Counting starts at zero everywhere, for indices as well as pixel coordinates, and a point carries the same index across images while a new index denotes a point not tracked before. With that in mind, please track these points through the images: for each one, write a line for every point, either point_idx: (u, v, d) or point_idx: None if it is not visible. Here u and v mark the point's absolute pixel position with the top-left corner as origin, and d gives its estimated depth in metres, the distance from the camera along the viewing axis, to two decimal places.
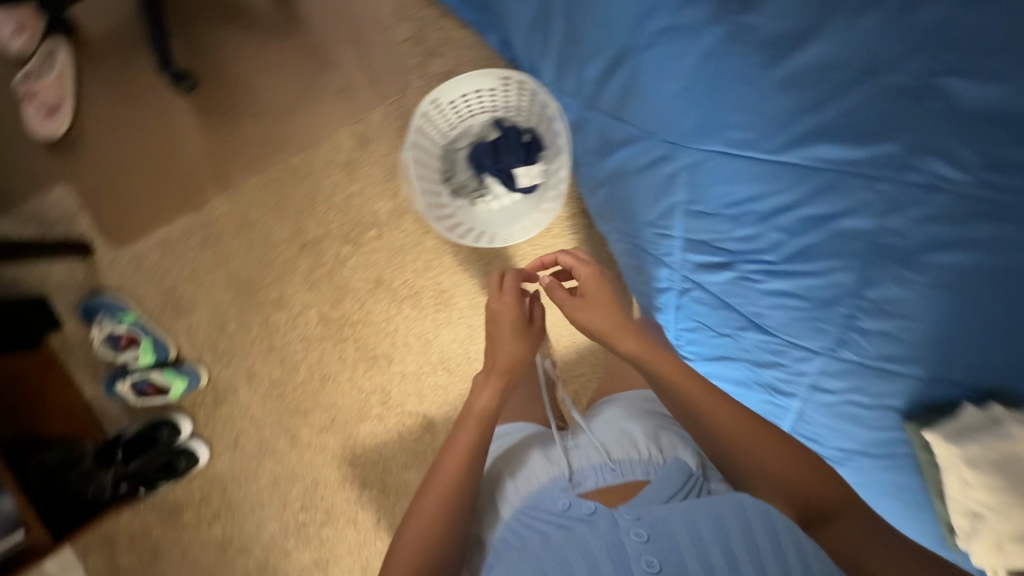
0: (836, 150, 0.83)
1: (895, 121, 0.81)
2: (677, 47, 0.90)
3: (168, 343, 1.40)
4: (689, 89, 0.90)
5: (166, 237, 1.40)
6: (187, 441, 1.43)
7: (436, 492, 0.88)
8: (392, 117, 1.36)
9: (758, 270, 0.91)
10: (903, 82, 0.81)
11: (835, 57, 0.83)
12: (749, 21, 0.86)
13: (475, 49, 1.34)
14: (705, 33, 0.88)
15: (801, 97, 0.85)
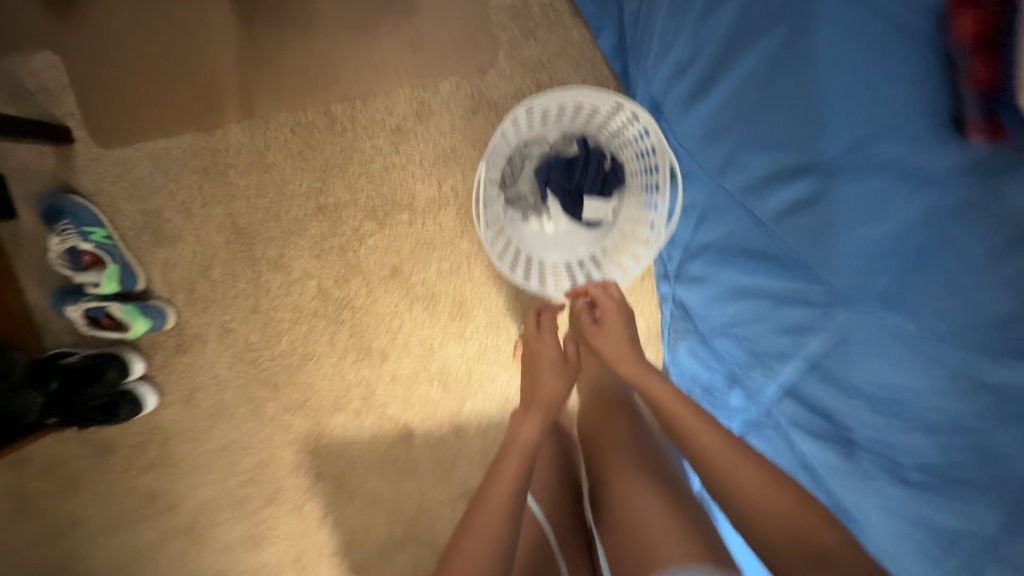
0: (1020, 374, 0.66)
1: None
2: (882, 187, 0.72)
3: (138, 273, 1.21)
4: (877, 241, 0.74)
5: (163, 152, 1.18)
6: (135, 384, 1.26)
7: (490, 519, 0.77)
8: (463, 93, 1.16)
9: (866, 445, 0.80)
10: None
11: None
12: (1001, 191, 0.64)
13: (580, 45, 1.14)
14: (935, 187, 0.68)
15: (1011, 302, 0.66)
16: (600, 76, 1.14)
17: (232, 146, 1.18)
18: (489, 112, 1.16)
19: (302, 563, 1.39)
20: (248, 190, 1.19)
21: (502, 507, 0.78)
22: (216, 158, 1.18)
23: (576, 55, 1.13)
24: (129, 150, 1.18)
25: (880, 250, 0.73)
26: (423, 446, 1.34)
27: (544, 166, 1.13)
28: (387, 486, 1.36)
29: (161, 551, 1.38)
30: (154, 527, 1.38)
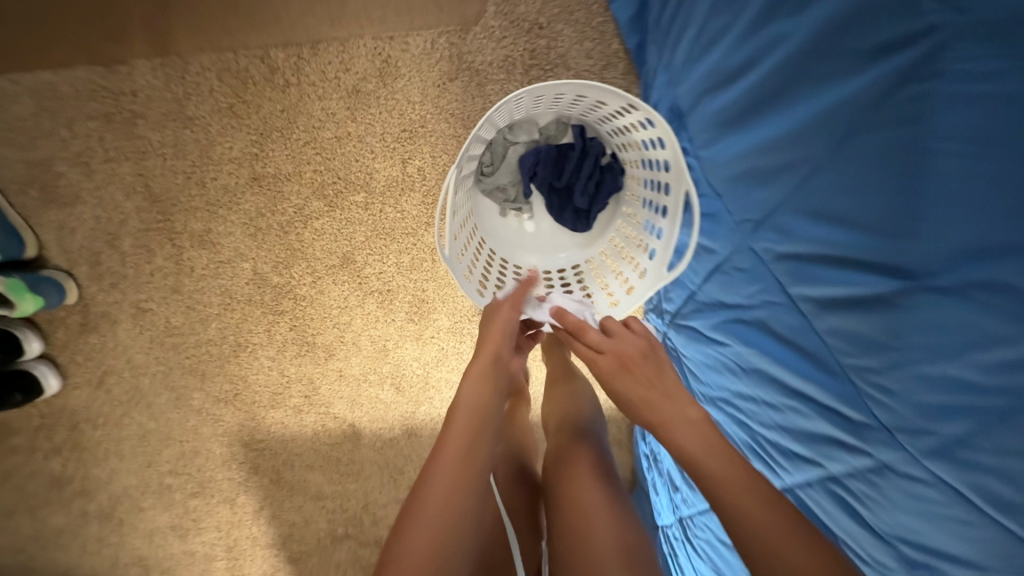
0: (792, 267, 0.52)
1: (865, 206, 0.44)
2: (741, 121, 0.56)
3: (27, 238, 0.99)
4: (736, 177, 0.58)
5: (50, 88, 0.94)
6: (31, 365, 1.08)
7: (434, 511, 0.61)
8: (438, 54, 0.94)
9: (749, 403, 0.61)
10: (903, 114, 0.40)
11: (819, 112, 0.47)
12: (761, 85, 0.53)
13: (589, 8, 0.91)
14: (745, 88, 0.55)
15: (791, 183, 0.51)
16: (609, 51, 0.92)
17: (140, 90, 0.95)
18: (469, 82, 0.94)
19: (234, 553, 1.27)
20: (163, 148, 0.97)
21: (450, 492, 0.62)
22: (120, 103, 0.95)
23: (584, 20, 0.91)
24: (5, 81, 0.94)
25: (830, 202, 0.47)
26: (370, 448, 1.22)
27: (531, 157, 0.94)
28: (328, 484, 1.24)
29: (77, 535, 1.25)
30: (65, 511, 1.24)
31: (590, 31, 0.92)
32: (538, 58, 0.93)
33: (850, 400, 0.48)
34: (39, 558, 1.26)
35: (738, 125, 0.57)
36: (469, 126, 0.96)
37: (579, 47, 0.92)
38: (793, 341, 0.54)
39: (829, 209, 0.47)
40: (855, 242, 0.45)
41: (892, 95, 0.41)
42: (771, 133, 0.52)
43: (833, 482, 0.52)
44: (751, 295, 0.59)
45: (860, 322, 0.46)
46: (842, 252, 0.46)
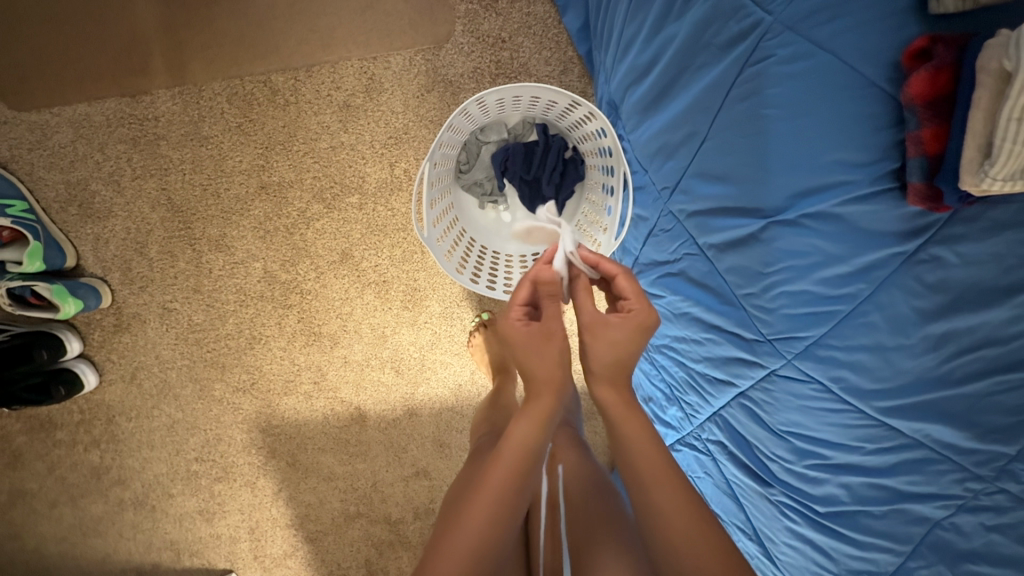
0: (693, 222, 0.66)
1: (738, 165, 0.59)
2: (651, 108, 0.70)
3: (67, 249, 1.14)
4: (651, 153, 0.72)
5: (85, 118, 1.09)
6: (72, 363, 1.22)
7: (470, 537, 0.56)
8: (416, 69, 1.07)
9: (679, 345, 0.74)
10: (752, 97, 0.57)
11: (698, 97, 0.62)
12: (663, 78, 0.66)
13: (545, 21, 1.04)
14: (652, 81, 0.68)
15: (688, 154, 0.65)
16: (565, 59, 1.05)
17: (162, 115, 1.10)
18: (444, 92, 1.07)
19: (255, 534, 1.38)
20: (183, 164, 1.12)
21: (492, 522, 0.57)
22: (145, 128, 1.10)
23: (541, 32, 1.04)
24: (47, 114, 1.09)
25: (714, 165, 0.62)
26: (375, 429, 1.33)
27: (500, 153, 1.07)
28: (339, 465, 1.35)
29: (114, 522, 1.37)
30: (104, 500, 1.36)
31: (547, 42, 1.05)
32: (503, 67, 1.06)
33: (747, 323, 0.62)
34: (81, 545, 1.38)
35: (650, 112, 0.70)
36: None
37: (538, 56, 1.05)
38: (706, 284, 0.66)
39: (714, 170, 0.62)
40: (736, 196, 0.60)
41: (740, 79, 0.57)
42: (670, 115, 0.66)
43: (743, 397, 0.66)
44: (674, 249, 0.71)
45: (744, 255, 0.60)
46: (729, 205, 0.61)
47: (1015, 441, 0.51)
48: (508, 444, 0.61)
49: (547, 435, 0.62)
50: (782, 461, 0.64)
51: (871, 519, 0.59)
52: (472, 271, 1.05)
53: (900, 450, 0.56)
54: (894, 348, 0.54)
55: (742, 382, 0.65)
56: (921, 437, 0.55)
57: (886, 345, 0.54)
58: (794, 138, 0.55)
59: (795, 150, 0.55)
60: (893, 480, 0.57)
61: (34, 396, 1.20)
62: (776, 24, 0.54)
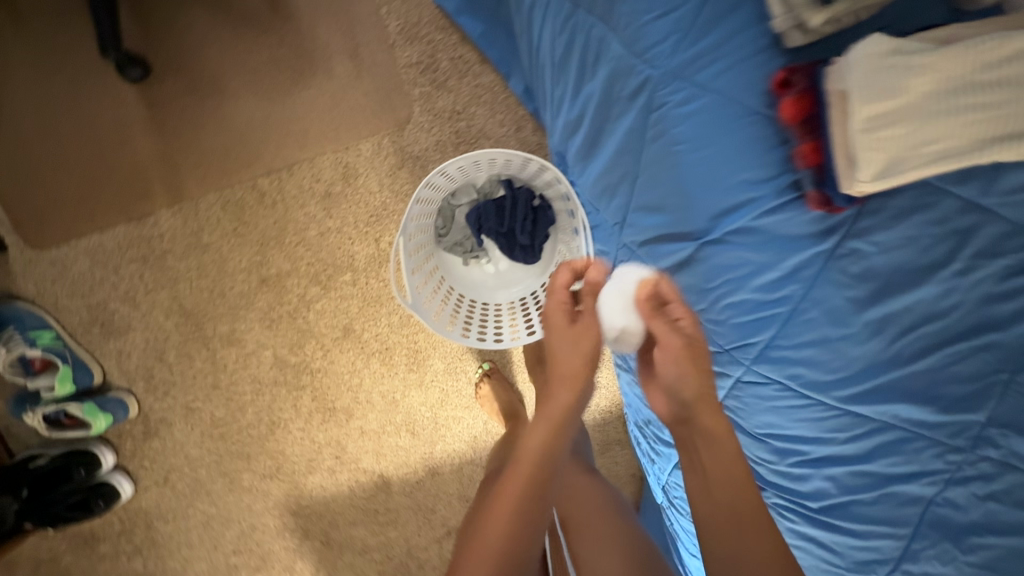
0: (644, 254, 0.72)
1: (666, 198, 0.66)
2: (586, 159, 0.78)
3: (93, 367, 1.22)
4: (595, 198, 0.79)
5: (99, 246, 1.20)
6: (108, 475, 1.28)
7: (492, 548, 0.59)
8: (385, 151, 1.16)
9: None
10: (663, 137, 0.64)
11: (619, 144, 0.70)
12: (589, 132, 0.75)
13: (493, 89, 1.14)
14: (581, 137, 0.76)
15: (624, 194, 0.72)
16: (517, 118, 1.14)
17: (166, 232, 1.20)
18: (413, 167, 1.17)
19: None
20: (190, 272, 1.21)
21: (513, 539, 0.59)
22: (152, 246, 1.20)
23: (491, 99, 1.14)
24: (64, 249, 1.20)
25: (647, 201, 0.69)
26: (401, 494, 1.35)
27: (474, 212, 1.15)
28: (372, 536, 1.36)
29: None
30: None
31: (499, 106, 1.14)
32: (462, 136, 1.15)
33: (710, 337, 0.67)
34: None
35: (585, 161, 0.78)
36: None
37: (493, 120, 1.14)
38: None
39: (648, 205, 0.69)
40: (673, 223, 0.66)
41: (647, 125, 0.66)
42: (601, 164, 0.74)
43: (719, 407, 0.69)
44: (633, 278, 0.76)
45: (689, 275, 0.66)
46: (667, 232, 0.67)
47: (981, 407, 0.56)
48: (523, 456, 0.64)
49: (562, 445, 0.65)
50: (767, 463, 0.66)
51: (864, 507, 0.61)
52: (461, 326, 1.13)
53: (873, 435, 0.60)
54: (840, 338, 0.59)
55: (717, 393, 0.69)
56: (890, 419, 0.59)
57: (832, 337, 0.59)
58: (706, 167, 0.62)
59: (709, 177, 0.62)
60: (874, 465, 0.60)
61: (75, 513, 1.26)
62: (658, 79, 0.63)
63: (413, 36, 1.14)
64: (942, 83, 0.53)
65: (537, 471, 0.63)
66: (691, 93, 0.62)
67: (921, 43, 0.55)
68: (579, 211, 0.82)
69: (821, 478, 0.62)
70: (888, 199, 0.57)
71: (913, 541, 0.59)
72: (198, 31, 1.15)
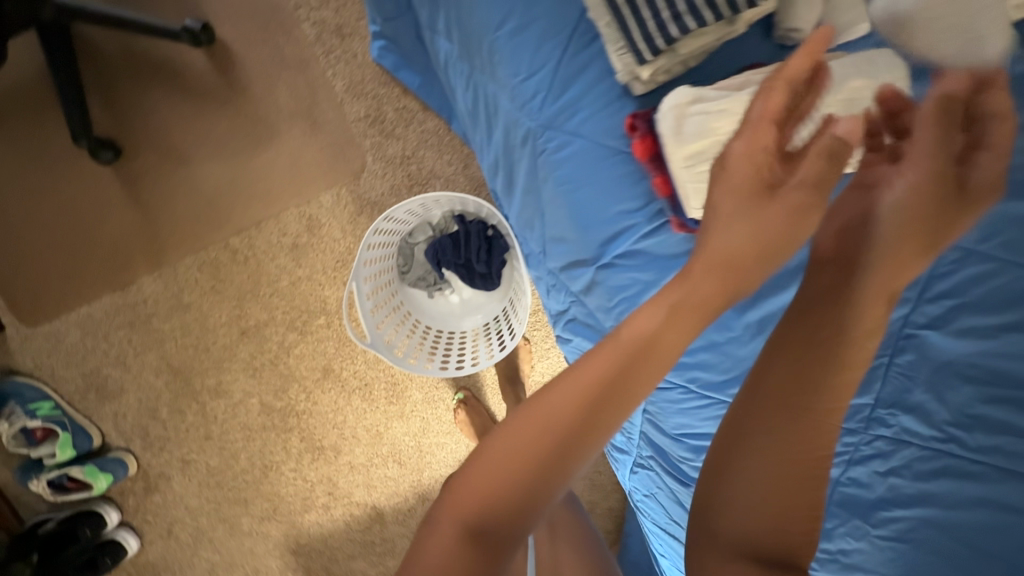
0: (561, 279, 0.82)
1: (565, 228, 0.77)
2: (503, 202, 0.89)
3: (91, 430, 1.29)
4: (516, 235, 0.89)
5: (89, 316, 1.28)
6: (114, 532, 1.34)
7: (524, 442, 0.59)
8: (344, 200, 1.24)
9: None
10: (553, 178, 0.75)
11: (524, 186, 0.81)
12: (502, 178, 0.86)
13: (437, 133, 1.22)
14: (497, 184, 0.88)
15: (536, 229, 0.83)
16: (463, 158, 1.22)
17: (149, 296, 1.28)
18: (372, 212, 1.24)
19: None
20: (174, 332, 1.29)
21: (527, 465, 0.58)
22: (138, 310, 1.29)
23: (437, 142, 1.22)
24: (56, 323, 1.28)
25: (553, 234, 0.79)
26: (395, 523, 1.39)
27: (433, 248, 1.21)
28: (371, 567, 1.41)
29: None
30: None
31: (444, 147, 1.22)
32: (414, 179, 1.23)
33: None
34: None
35: (503, 202, 0.89)
36: None
37: (441, 161, 1.22)
38: (588, 326, 0.80)
39: (554, 236, 0.79)
40: (577, 250, 0.76)
41: (538, 169, 0.77)
42: (514, 204, 0.85)
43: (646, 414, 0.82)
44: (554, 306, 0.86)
45: (594, 295, 0.76)
46: (573, 259, 0.77)
47: (865, 393, 0.73)
48: (578, 375, 0.61)
49: (631, 374, 0.60)
50: (687, 461, 0.78)
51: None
52: (433, 359, 1.20)
53: None
54: (725, 342, 0.73)
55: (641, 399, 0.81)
56: None
57: (717, 342, 0.73)
58: (593, 198, 0.74)
59: (597, 205, 0.73)
60: None
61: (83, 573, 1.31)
62: (537, 129, 0.75)
63: (359, 92, 1.22)
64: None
65: (594, 397, 0.59)
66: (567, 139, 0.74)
67: (716, 91, 0.67)
68: (513, 241, 0.90)
69: None
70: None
71: (826, 521, 0.73)
72: (161, 110, 1.24)
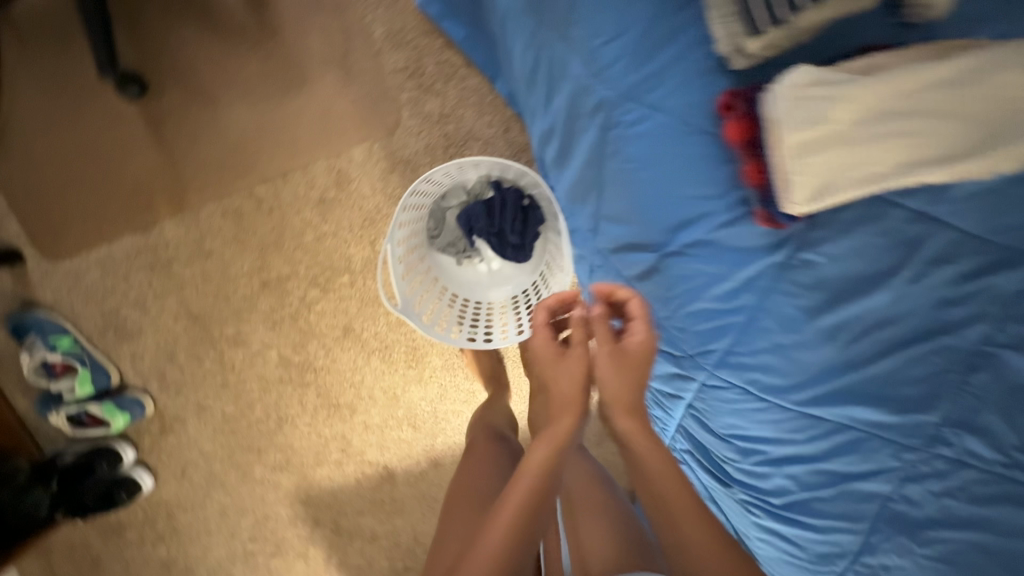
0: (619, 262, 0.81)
1: (631, 209, 0.75)
2: (560, 176, 0.87)
3: (110, 369, 1.29)
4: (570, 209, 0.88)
5: (109, 256, 1.26)
6: (130, 469, 1.36)
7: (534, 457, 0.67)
8: (376, 156, 1.19)
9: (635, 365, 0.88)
10: (622, 154, 0.73)
11: (588, 159, 0.79)
12: (562, 150, 0.84)
13: (479, 92, 1.15)
14: (559, 155, 0.86)
15: (596, 206, 0.81)
16: (504, 121, 1.16)
17: (170, 241, 1.25)
18: (404, 170, 1.19)
19: None
20: (194, 279, 1.27)
21: (511, 527, 0.60)
22: (158, 254, 1.26)
23: (478, 101, 1.15)
24: (76, 260, 1.25)
25: (616, 215, 0.78)
26: (405, 484, 1.41)
27: (466, 214, 1.17)
28: (379, 523, 1.43)
29: None
30: None
31: (485, 108, 1.16)
32: (451, 139, 1.17)
33: (675, 342, 0.78)
34: None
35: (558, 175, 0.88)
36: None
37: (481, 122, 1.16)
38: None
39: (616, 216, 0.78)
40: (639, 233, 0.75)
41: (608, 143, 0.74)
42: (574, 177, 0.83)
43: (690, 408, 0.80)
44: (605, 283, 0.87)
45: (654, 279, 0.76)
46: (634, 241, 0.77)
47: (933, 408, 0.66)
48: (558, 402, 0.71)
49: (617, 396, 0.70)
50: (733, 462, 0.77)
51: (823, 504, 0.70)
52: (458, 327, 1.17)
53: (833, 435, 0.69)
54: (793, 345, 0.69)
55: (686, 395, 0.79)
56: (847, 420, 0.68)
57: (785, 344, 0.69)
58: (664, 182, 0.71)
59: (669, 189, 0.71)
60: (829, 464, 0.69)
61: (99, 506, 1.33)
62: (612, 101, 0.72)
63: (399, 41, 1.15)
64: (869, 112, 0.62)
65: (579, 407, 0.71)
66: (642, 116, 0.71)
67: (837, 74, 0.63)
68: (570, 214, 0.88)
69: (786, 476, 0.72)
70: (836, 214, 0.67)
71: (871, 535, 0.68)
72: (190, 45, 1.19)
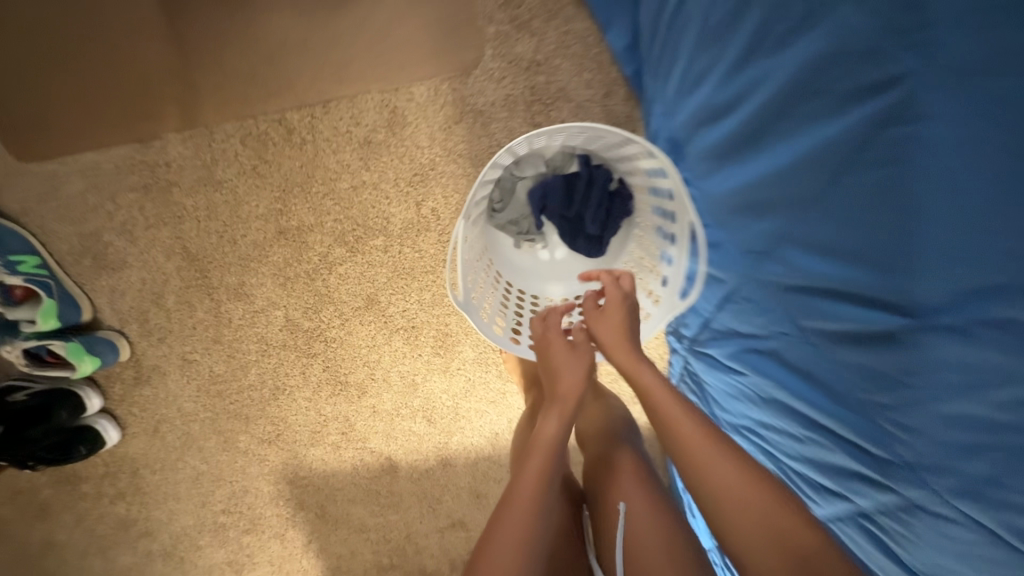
0: (816, 304, 0.59)
1: (871, 249, 0.50)
2: (748, 164, 0.65)
3: (83, 303, 1.08)
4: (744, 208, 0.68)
5: (96, 166, 1.03)
6: (94, 419, 1.16)
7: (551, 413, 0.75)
8: (442, 99, 0.97)
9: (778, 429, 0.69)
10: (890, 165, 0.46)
11: (815, 154, 0.54)
12: (771, 128, 0.60)
13: (584, 40, 0.93)
14: (760, 134, 0.62)
15: (801, 220, 0.59)
16: (608, 82, 0.94)
17: (172, 161, 1.02)
18: (473, 122, 0.97)
19: None
20: (196, 212, 1.04)
21: (538, 499, 0.66)
22: (156, 174, 1.03)
23: (580, 52, 0.93)
24: (56, 163, 1.03)
25: (837, 248, 0.54)
26: (407, 479, 1.24)
27: (540, 189, 0.97)
28: (371, 516, 1.27)
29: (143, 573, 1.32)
30: (132, 551, 1.31)
31: (588, 61, 0.94)
32: (538, 93, 0.95)
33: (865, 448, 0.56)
34: None
35: (739, 160, 0.67)
36: (478, 165, 0.99)
37: (579, 78, 0.94)
38: (819, 382, 0.60)
39: (824, 246, 0.56)
40: (863, 284, 0.52)
41: (878, 142, 0.47)
42: (773, 173, 0.61)
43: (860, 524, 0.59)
44: (760, 323, 0.69)
45: (875, 358, 0.52)
46: (855, 295, 0.53)
47: None
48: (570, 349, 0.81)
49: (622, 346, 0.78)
50: None
51: None
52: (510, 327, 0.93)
53: None
54: None
55: (851, 506, 0.60)
56: None
57: None
58: (953, 227, 0.43)
59: (959, 240, 0.43)
60: None
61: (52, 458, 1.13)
62: (933, 70, 0.41)
63: None
64: None
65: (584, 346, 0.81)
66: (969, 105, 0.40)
67: None
68: (745, 216, 0.68)
69: None
70: None
71: None
72: None
